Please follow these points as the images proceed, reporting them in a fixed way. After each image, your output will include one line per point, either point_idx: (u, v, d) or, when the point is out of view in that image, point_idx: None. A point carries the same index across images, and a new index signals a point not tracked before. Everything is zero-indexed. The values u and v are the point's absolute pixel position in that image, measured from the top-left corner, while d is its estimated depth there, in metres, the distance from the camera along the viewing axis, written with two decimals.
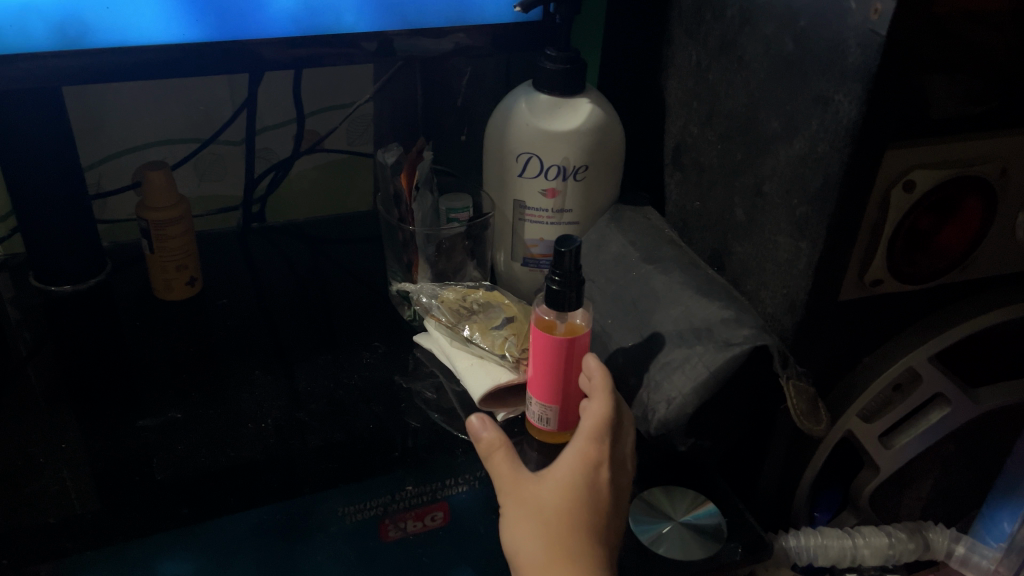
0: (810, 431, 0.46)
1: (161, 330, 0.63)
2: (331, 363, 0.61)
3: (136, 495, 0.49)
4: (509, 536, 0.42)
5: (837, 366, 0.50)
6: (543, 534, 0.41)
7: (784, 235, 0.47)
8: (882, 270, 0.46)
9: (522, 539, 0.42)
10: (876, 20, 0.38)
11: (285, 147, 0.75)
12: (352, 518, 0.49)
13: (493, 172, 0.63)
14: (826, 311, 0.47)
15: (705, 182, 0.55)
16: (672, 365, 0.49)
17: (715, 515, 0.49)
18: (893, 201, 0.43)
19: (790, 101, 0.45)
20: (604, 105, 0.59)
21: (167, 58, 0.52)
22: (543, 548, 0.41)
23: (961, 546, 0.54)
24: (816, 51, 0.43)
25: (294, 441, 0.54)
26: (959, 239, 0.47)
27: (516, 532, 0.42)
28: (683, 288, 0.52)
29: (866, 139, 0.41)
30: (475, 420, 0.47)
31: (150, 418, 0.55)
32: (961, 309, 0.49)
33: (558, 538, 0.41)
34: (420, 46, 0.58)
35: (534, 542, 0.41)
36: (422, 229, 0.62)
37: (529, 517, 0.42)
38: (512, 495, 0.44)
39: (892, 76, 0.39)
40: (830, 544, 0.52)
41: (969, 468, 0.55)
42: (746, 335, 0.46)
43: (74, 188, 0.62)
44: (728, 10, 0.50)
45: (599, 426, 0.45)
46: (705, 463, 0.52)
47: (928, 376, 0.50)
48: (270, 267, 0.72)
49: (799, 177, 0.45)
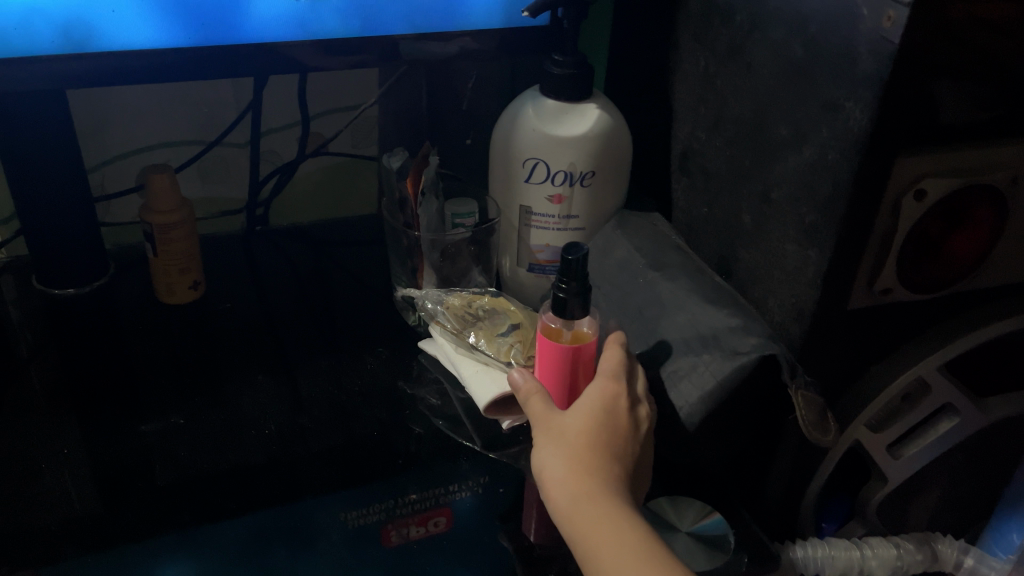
0: (818, 443, 0.44)
1: (164, 334, 0.63)
2: (335, 368, 0.61)
3: (138, 499, 0.49)
4: (536, 461, 0.44)
5: (844, 374, 0.50)
6: (566, 454, 0.43)
7: (792, 242, 0.47)
8: (892, 279, 0.45)
9: (547, 461, 0.43)
10: (889, 27, 0.37)
11: (289, 150, 0.74)
12: (353, 523, 0.49)
13: (499, 177, 0.62)
14: (835, 320, 0.47)
15: (712, 188, 0.55)
16: (679, 373, 0.49)
17: (721, 527, 0.48)
18: (904, 210, 0.43)
19: (800, 108, 0.45)
20: (611, 110, 0.59)
21: (171, 61, 0.52)
22: (565, 466, 0.42)
23: (970, 557, 0.54)
24: (827, 58, 0.42)
25: (297, 446, 0.53)
26: (970, 247, 0.47)
27: (542, 457, 0.43)
28: (690, 295, 0.52)
29: (877, 146, 0.40)
30: (512, 374, 0.49)
31: (152, 422, 0.55)
32: (971, 319, 0.49)
33: (579, 457, 0.42)
34: (427, 50, 0.57)
35: (556, 462, 0.43)
36: (427, 235, 0.61)
37: (554, 442, 0.44)
38: (540, 428, 0.45)
39: (903, 83, 0.38)
40: (836, 555, 0.51)
41: (978, 477, 0.55)
42: (754, 343, 0.46)
43: (78, 190, 0.62)
44: (737, 16, 0.50)
45: (618, 367, 0.47)
46: (711, 472, 0.51)
47: (937, 387, 0.49)
48: (274, 270, 0.71)
49: (808, 184, 0.45)
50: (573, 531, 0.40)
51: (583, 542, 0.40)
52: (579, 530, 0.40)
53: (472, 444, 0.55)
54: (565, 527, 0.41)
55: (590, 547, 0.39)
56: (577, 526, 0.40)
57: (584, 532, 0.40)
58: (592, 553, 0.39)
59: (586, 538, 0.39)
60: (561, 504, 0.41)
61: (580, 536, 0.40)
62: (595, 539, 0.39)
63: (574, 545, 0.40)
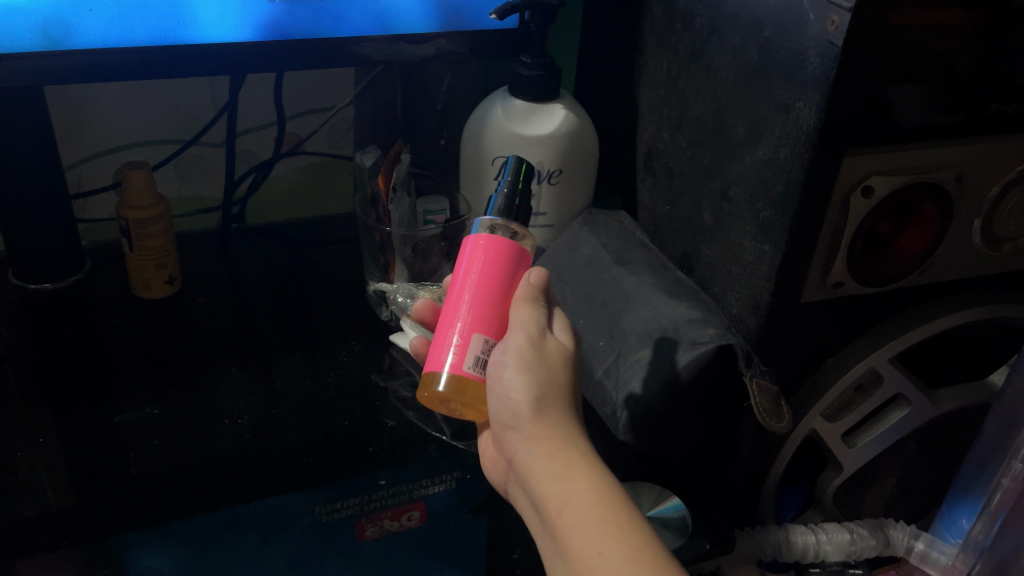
0: (772, 431, 0.45)
1: (139, 329, 0.64)
2: (308, 362, 0.62)
3: (112, 488, 0.50)
4: (526, 382, 0.39)
5: (800, 365, 0.52)
6: (564, 394, 0.39)
7: (749, 238, 0.49)
8: (843, 273, 0.47)
9: (542, 391, 0.39)
10: (834, 31, 0.39)
11: (265, 150, 0.75)
12: (326, 518, 0.51)
13: (471, 176, 0.64)
14: (788, 313, 0.49)
15: (675, 187, 0.57)
16: (640, 362, 0.51)
17: (678, 511, 0.50)
18: (852, 206, 0.45)
19: (755, 108, 0.47)
20: (578, 110, 0.61)
21: (148, 60, 0.53)
22: (564, 410, 0.39)
23: (920, 542, 0.55)
24: (779, 61, 0.44)
25: (270, 437, 0.55)
26: (920, 243, 0.49)
27: (538, 381, 0.39)
28: (653, 289, 0.54)
29: (826, 145, 0.42)
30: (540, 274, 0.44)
31: (127, 413, 0.56)
32: (920, 313, 0.51)
33: (570, 409, 0.39)
34: (401, 51, 0.59)
35: (554, 397, 0.39)
36: (399, 231, 0.62)
37: (553, 370, 0.40)
38: (531, 341, 0.40)
39: (850, 84, 0.40)
40: (793, 540, 0.53)
41: (929, 467, 0.57)
42: (711, 335, 0.48)
43: (56, 186, 0.63)
44: (698, 20, 0.52)
45: None
46: (672, 461, 0.53)
47: (889, 376, 0.51)
48: (249, 267, 0.72)
49: (763, 182, 0.47)
50: (561, 481, 0.36)
51: (579, 501, 0.36)
52: (574, 486, 0.36)
53: (441, 434, 0.57)
54: (555, 473, 0.37)
55: (578, 505, 0.36)
56: (572, 483, 0.36)
57: (581, 494, 0.36)
58: (583, 514, 0.35)
59: (584, 498, 0.36)
60: (552, 452, 0.37)
61: (575, 492, 0.36)
62: (595, 502, 0.35)
63: (560, 496, 0.36)
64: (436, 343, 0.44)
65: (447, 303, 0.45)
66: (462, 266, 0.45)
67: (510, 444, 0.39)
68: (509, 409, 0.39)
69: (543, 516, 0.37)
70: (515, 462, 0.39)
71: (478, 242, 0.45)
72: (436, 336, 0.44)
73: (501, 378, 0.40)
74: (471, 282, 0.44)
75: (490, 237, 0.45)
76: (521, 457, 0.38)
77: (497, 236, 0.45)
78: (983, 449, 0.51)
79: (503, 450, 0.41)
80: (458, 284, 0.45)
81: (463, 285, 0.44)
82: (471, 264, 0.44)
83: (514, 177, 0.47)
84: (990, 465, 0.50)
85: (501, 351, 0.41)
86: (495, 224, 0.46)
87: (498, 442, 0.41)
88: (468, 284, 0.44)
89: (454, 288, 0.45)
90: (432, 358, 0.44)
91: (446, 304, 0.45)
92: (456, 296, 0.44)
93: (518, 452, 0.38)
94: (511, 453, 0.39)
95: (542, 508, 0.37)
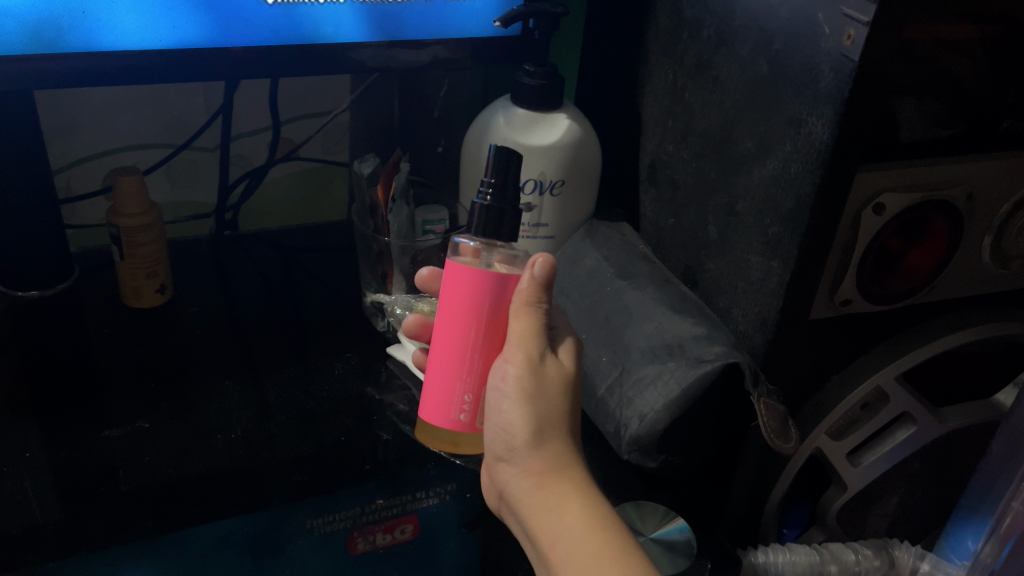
0: (779, 450, 0.45)
1: (128, 339, 0.62)
2: (303, 374, 0.60)
3: (100, 504, 0.49)
4: (523, 413, 0.39)
5: (804, 383, 0.51)
6: (561, 421, 0.39)
7: (756, 254, 0.48)
8: (852, 290, 0.46)
9: (540, 421, 0.38)
10: (849, 45, 0.38)
11: (259, 156, 0.74)
12: (319, 530, 0.49)
13: (471, 185, 0.63)
14: (796, 330, 0.48)
15: (680, 199, 0.56)
16: (645, 380, 0.50)
17: (683, 531, 0.48)
18: (863, 222, 0.44)
19: (764, 122, 0.46)
20: (581, 121, 0.60)
21: (133, 64, 0.51)
22: (557, 437, 0.38)
23: (926, 563, 0.53)
24: (790, 74, 0.43)
25: (263, 452, 0.53)
26: (929, 260, 0.48)
27: (531, 413, 0.39)
28: (657, 303, 0.53)
29: (839, 160, 0.41)
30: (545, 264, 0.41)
31: (115, 427, 0.54)
32: (929, 330, 0.50)
33: (563, 432, 0.39)
34: (398, 58, 0.58)
35: (550, 428, 0.39)
36: (397, 241, 0.61)
37: (551, 396, 0.39)
38: (530, 364, 0.40)
39: (863, 99, 0.39)
40: (798, 560, 0.52)
41: (933, 486, 0.56)
42: (719, 352, 0.47)
43: (46, 192, 0.61)
44: (705, 31, 0.51)
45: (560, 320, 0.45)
46: (674, 479, 0.52)
47: (895, 396, 0.50)
48: (242, 276, 0.71)
49: (772, 197, 0.46)
50: (554, 517, 0.37)
51: (570, 535, 0.36)
52: (566, 519, 0.36)
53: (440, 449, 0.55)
54: (547, 506, 0.37)
55: (568, 541, 0.36)
56: (564, 515, 0.37)
57: (575, 528, 0.36)
58: (575, 547, 0.36)
59: (576, 532, 0.36)
60: (542, 487, 0.37)
61: (567, 525, 0.36)
62: (588, 532, 0.36)
63: (553, 530, 0.37)
64: (437, 390, 0.44)
65: (449, 350, 0.43)
66: (455, 311, 0.43)
67: (505, 475, 0.40)
68: (503, 440, 0.39)
69: (536, 547, 0.38)
70: (508, 493, 0.39)
71: (475, 286, 0.42)
72: (438, 385, 0.44)
73: (495, 408, 0.40)
74: (477, 334, 0.42)
75: (485, 277, 0.42)
76: (514, 488, 0.39)
77: (494, 279, 0.42)
78: (990, 470, 0.50)
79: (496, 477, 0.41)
80: (449, 329, 0.43)
81: (468, 334, 0.42)
82: (472, 310, 0.42)
83: (498, 179, 0.44)
84: (998, 486, 0.49)
85: (499, 376, 0.41)
86: (476, 250, 0.43)
87: (491, 466, 0.41)
88: (474, 335, 0.42)
89: (456, 333, 0.43)
90: (434, 409, 0.44)
91: (449, 352, 0.43)
92: (461, 347, 0.43)
93: (511, 483, 0.39)
94: (503, 484, 0.40)
95: (535, 540, 0.38)
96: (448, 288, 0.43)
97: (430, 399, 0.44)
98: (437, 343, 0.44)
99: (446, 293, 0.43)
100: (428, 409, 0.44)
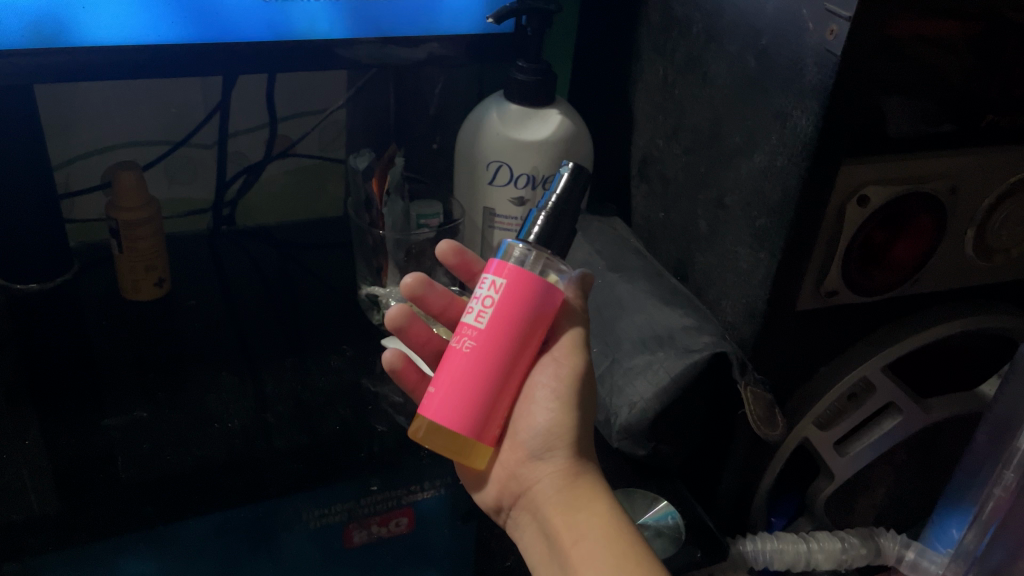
0: (765, 437, 0.46)
1: (126, 331, 0.63)
2: (299, 366, 0.61)
3: (99, 492, 0.49)
4: (563, 418, 0.41)
5: (793, 374, 0.52)
6: (589, 433, 0.43)
7: (745, 247, 0.49)
8: (838, 282, 0.47)
9: (577, 427, 0.42)
10: (832, 40, 0.39)
11: (256, 152, 0.74)
12: (314, 523, 0.50)
13: (464, 180, 0.64)
14: (784, 321, 0.49)
15: (671, 194, 0.57)
16: (635, 370, 0.50)
17: (673, 517, 0.50)
18: (848, 214, 0.45)
19: (752, 117, 0.47)
20: (573, 116, 0.61)
21: (133, 59, 0.52)
22: (585, 444, 0.42)
23: (911, 551, 0.53)
24: (776, 69, 0.44)
25: (260, 441, 0.54)
26: (915, 252, 0.49)
27: (575, 417, 0.41)
28: (648, 296, 0.54)
29: (825, 154, 0.42)
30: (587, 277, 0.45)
31: (115, 416, 0.55)
32: (914, 320, 0.52)
33: (586, 440, 0.42)
34: (394, 55, 0.59)
35: (583, 435, 0.42)
36: (392, 234, 0.62)
37: (585, 406, 0.42)
38: (582, 372, 0.42)
39: (847, 93, 0.40)
40: (785, 548, 0.53)
41: (919, 475, 0.57)
42: (707, 342, 0.48)
43: (46, 187, 0.62)
44: (695, 28, 0.52)
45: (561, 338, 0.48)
46: (666, 468, 0.53)
47: (880, 386, 0.51)
48: (239, 270, 0.72)
49: (759, 190, 0.47)
50: (581, 517, 0.40)
51: (597, 533, 0.39)
52: (592, 520, 0.39)
53: None
54: (576, 505, 0.40)
55: (596, 540, 0.39)
56: (592, 516, 0.40)
57: (603, 529, 0.39)
58: (603, 546, 0.38)
59: (602, 533, 0.39)
60: (571, 488, 0.41)
61: (595, 526, 0.39)
62: (615, 534, 0.39)
63: (580, 529, 0.39)
64: (474, 404, 0.40)
65: (496, 363, 0.40)
66: (512, 322, 0.40)
67: (530, 473, 0.42)
68: (541, 440, 0.41)
69: (553, 545, 0.40)
70: (533, 491, 0.42)
71: (541, 297, 0.41)
72: (480, 401, 0.40)
73: (535, 407, 0.42)
74: (531, 347, 0.41)
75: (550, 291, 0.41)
76: (541, 486, 0.41)
77: (555, 289, 0.41)
78: (974, 460, 0.51)
79: (516, 477, 0.43)
80: (502, 338, 0.40)
81: (522, 347, 0.40)
82: (531, 324, 0.40)
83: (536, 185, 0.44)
84: (982, 475, 0.50)
85: (550, 377, 0.42)
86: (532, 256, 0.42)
87: (511, 466, 0.43)
88: (525, 350, 0.41)
89: (510, 345, 0.40)
90: (468, 426, 0.40)
91: (499, 365, 0.40)
92: (511, 360, 0.40)
93: (539, 482, 0.41)
94: (529, 482, 0.42)
95: (556, 538, 0.40)
96: (509, 295, 0.40)
97: (468, 415, 0.40)
98: (480, 352, 0.40)
99: (504, 302, 0.40)
100: (456, 424, 0.40)
